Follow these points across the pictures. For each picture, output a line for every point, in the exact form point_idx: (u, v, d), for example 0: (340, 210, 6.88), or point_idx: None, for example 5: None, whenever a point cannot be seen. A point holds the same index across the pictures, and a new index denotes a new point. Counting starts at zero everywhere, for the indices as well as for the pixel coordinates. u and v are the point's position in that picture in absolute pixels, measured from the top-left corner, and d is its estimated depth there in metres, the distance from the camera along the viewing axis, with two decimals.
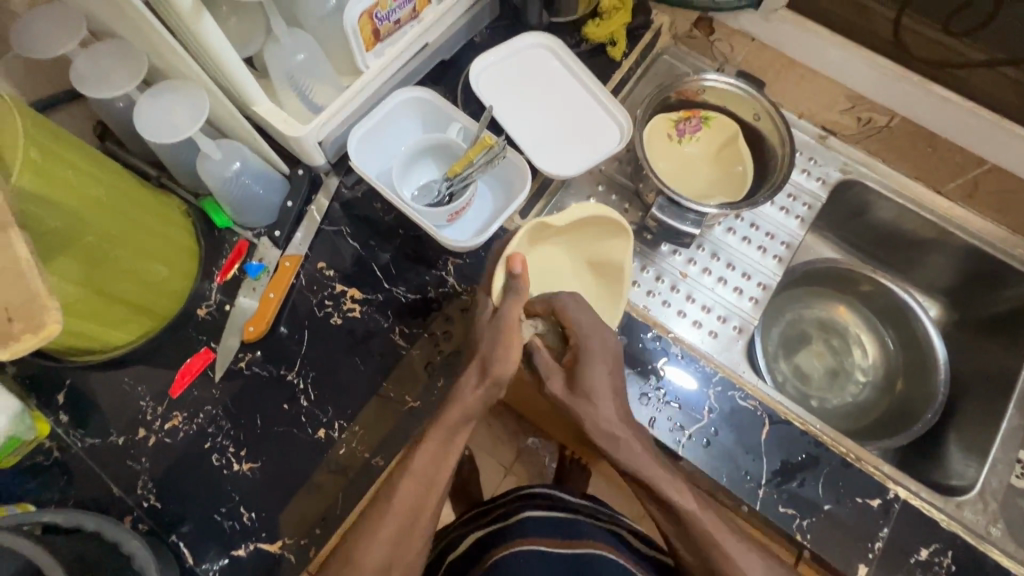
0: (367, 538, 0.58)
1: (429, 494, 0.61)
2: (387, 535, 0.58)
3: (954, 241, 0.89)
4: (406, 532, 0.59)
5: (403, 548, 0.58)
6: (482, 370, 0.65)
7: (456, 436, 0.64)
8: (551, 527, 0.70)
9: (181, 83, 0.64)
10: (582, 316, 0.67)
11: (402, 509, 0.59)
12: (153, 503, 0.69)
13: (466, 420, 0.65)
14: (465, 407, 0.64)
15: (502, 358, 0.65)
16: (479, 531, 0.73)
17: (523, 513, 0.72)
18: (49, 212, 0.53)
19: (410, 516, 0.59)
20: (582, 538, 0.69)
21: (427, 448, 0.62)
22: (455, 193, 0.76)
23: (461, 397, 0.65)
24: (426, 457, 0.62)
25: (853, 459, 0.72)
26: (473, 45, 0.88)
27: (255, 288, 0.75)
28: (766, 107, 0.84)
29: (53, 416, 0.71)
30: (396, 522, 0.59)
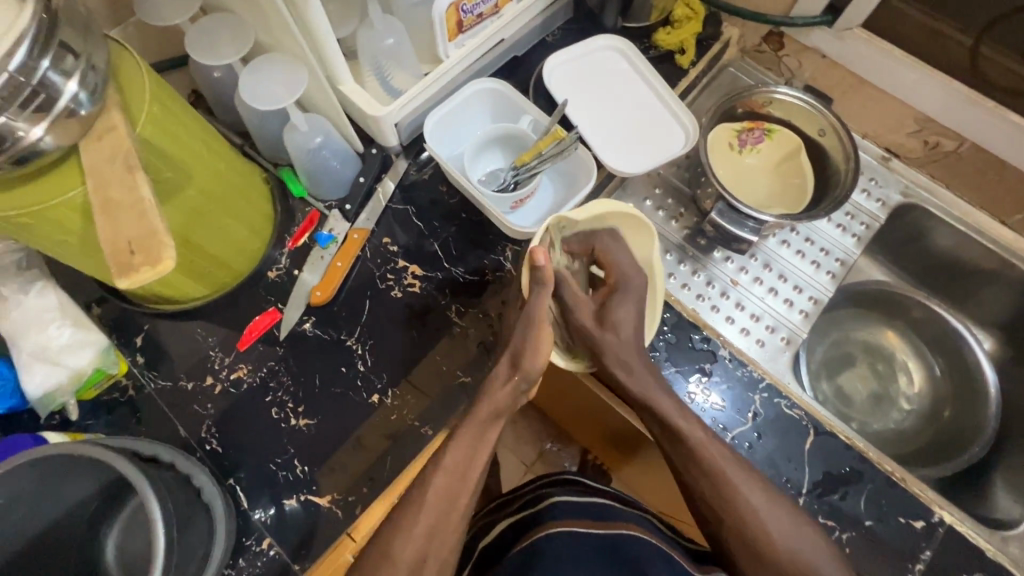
0: (404, 530, 0.59)
1: (463, 487, 0.61)
2: (422, 528, 0.59)
3: (1016, 273, 0.88)
4: (443, 521, 0.59)
5: (437, 542, 0.59)
6: (511, 365, 0.67)
7: (489, 430, 0.64)
8: (583, 510, 0.70)
9: (281, 60, 0.69)
10: (618, 254, 0.73)
11: (438, 499, 0.60)
12: (215, 447, 0.73)
13: (497, 415, 0.65)
14: (496, 403, 0.65)
15: (535, 351, 0.66)
16: (511, 518, 0.74)
17: (555, 496, 0.72)
18: (163, 163, 0.58)
19: (443, 509, 0.60)
20: (615, 520, 0.69)
21: (461, 441, 0.63)
22: (521, 182, 0.79)
23: (492, 396, 0.66)
24: (457, 452, 0.63)
25: (898, 477, 0.71)
26: (545, 43, 0.91)
27: (323, 256, 0.79)
28: (832, 123, 0.84)
29: (130, 357, 0.77)
30: (431, 517, 0.59)
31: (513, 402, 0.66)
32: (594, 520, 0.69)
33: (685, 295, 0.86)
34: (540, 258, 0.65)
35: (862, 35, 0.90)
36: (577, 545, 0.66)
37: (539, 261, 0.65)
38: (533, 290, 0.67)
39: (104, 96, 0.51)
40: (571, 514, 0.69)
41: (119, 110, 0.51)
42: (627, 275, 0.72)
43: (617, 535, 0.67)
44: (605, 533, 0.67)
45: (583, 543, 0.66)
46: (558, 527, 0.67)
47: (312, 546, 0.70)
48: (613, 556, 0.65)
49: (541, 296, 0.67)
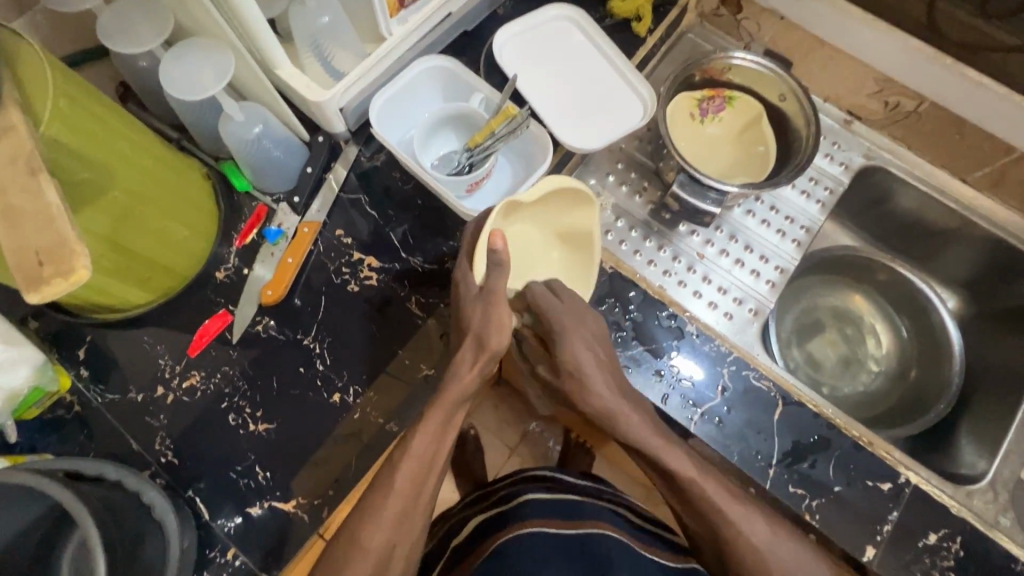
0: (371, 518, 0.58)
1: (430, 472, 0.61)
2: (390, 516, 0.58)
3: (977, 231, 0.88)
4: (412, 501, 0.59)
5: (405, 529, 0.58)
6: (478, 344, 0.64)
7: (456, 412, 0.64)
8: (552, 510, 0.69)
9: (206, 44, 0.64)
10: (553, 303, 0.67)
11: (406, 483, 0.59)
12: (171, 459, 0.70)
13: (465, 398, 0.64)
14: (464, 386, 0.63)
15: (500, 328, 0.63)
16: (483, 514, 0.74)
17: (525, 495, 0.72)
18: (80, 165, 0.54)
19: (411, 496, 0.59)
20: (582, 518, 0.69)
21: (428, 426, 0.62)
22: (476, 164, 0.76)
23: (460, 376, 0.64)
24: (425, 437, 0.61)
25: (865, 442, 0.73)
26: (496, 16, 0.87)
27: (273, 253, 0.75)
28: (792, 87, 0.82)
29: (74, 370, 0.72)
30: (398, 503, 0.58)
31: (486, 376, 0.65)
32: (564, 520, 0.68)
33: (652, 272, 0.84)
34: (500, 241, 0.64)
35: None
36: (548, 545, 0.65)
37: (495, 244, 0.64)
38: (491, 274, 0.65)
39: None
40: (541, 514, 0.68)
41: (16, 107, 0.47)
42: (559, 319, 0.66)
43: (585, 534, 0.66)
44: (575, 532, 0.67)
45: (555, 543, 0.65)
46: (530, 528, 0.67)
47: (281, 553, 0.68)
48: (582, 554, 0.64)
49: (500, 277, 0.65)
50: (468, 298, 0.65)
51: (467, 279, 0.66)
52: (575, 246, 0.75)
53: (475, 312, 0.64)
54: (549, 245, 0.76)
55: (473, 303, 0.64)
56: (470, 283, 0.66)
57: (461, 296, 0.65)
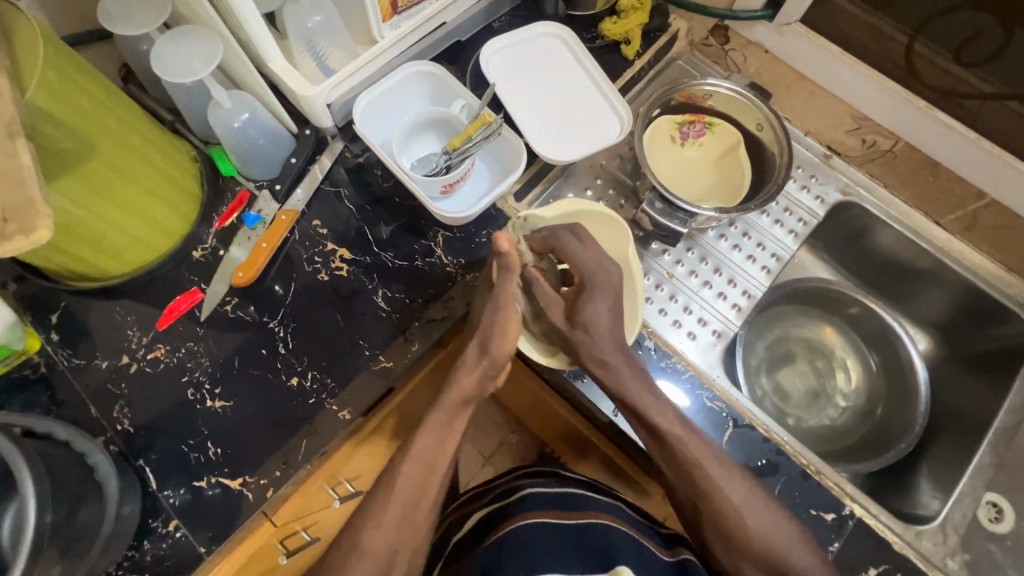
0: (374, 521, 0.62)
1: (431, 475, 0.65)
2: (389, 521, 0.62)
3: (948, 274, 0.88)
4: (412, 508, 0.64)
5: (408, 526, 0.63)
6: (481, 350, 0.69)
7: (457, 418, 0.69)
8: (553, 501, 0.71)
9: (198, 31, 0.67)
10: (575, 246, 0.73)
11: (410, 482, 0.64)
12: (127, 427, 0.71)
13: (463, 404, 0.69)
14: (464, 390, 0.69)
15: (502, 336, 0.68)
16: (484, 510, 0.76)
17: (525, 490, 0.73)
18: (61, 134, 0.57)
19: (410, 502, 0.64)
20: (583, 509, 0.70)
21: (427, 432, 0.67)
22: (453, 166, 0.78)
23: (460, 382, 0.69)
24: (424, 442, 0.66)
25: (812, 471, 0.73)
26: (490, 29, 0.90)
27: (250, 237, 0.78)
28: (768, 116, 0.84)
29: (44, 334, 0.75)
30: (399, 507, 0.63)
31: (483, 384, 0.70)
32: (567, 511, 0.70)
33: None
34: (504, 244, 0.67)
35: (802, 31, 0.90)
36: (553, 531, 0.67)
37: (501, 246, 0.67)
38: (500, 274, 0.69)
39: None
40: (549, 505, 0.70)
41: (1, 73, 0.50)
42: (594, 273, 0.72)
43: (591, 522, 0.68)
44: (577, 523, 0.68)
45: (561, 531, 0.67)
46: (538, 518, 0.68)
47: (225, 529, 0.68)
48: (585, 543, 0.66)
49: (507, 280, 0.69)
50: (481, 300, 0.69)
51: (478, 278, 0.71)
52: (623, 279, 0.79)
53: (485, 309, 0.69)
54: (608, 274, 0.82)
55: (481, 303, 0.69)
56: (485, 289, 0.73)
57: (470, 295, 0.71)
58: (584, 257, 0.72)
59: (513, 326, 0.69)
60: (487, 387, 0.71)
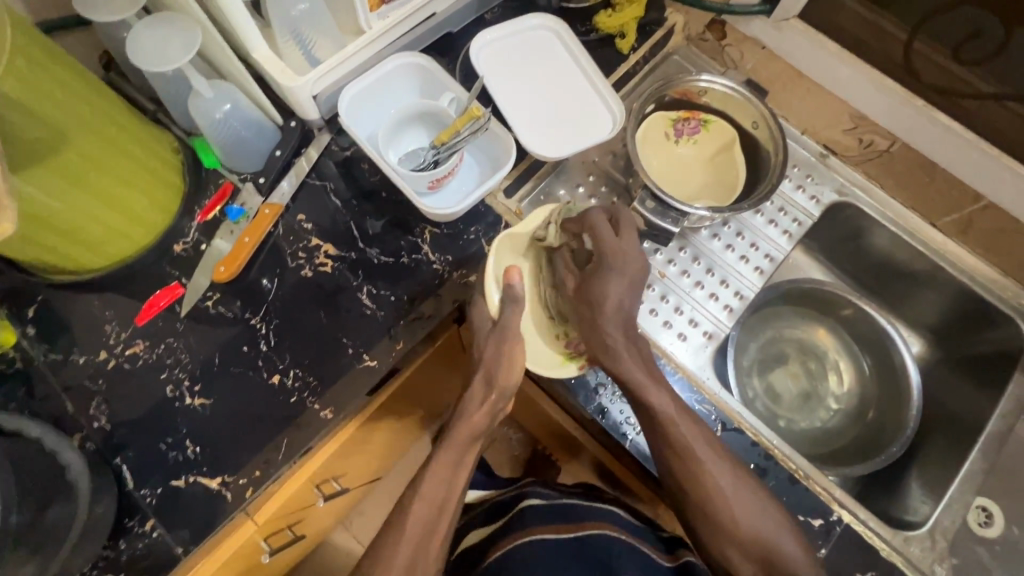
0: (389, 545, 0.62)
1: (441, 514, 0.65)
2: (400, 563, 0.61)
3: (943, 277, 0.87)
4: (427, 535, 0.64)
5: (425, 551, 0.63)
6: (487, 384, 0.69)
7: (466, 454, 0.68)
8: (552, 514, 0.74)
9: (176, 17, 0.65)
10: (603, 229, 0.67)
11: (424, 511, 0.64)
12: (103, 425, 0.70)
13: (473, 438, 0.69)
14: (473, 424, 0.68)
15: (510, 367, 0.68)
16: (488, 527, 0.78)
17: (525, 503, 0.76)
18: (29, 122, 0.55)
19: (421, 540, 0.63)
20: (582, 520, 0.73)
21: (438, 469, 0.66)
22: (440, 161, 0.76)
23: (469, 416, 0.69)
24: (436, 473, 0.66)
25: (801, 476, 0.72)
26: (481, 20, 0.88)
27: (233, 231, 0.76)
28: (764, 114, 0.83)
29: (20, 328, 0.73)
30: (410, 547, 0.62)
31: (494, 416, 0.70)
32: (566, 523, 0.73)
33: None
34: (514, 276, 0.70)
35: (799, 27, 0.88)
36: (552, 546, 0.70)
37: (511, 280, 0.70)
38: (505, 308, 0.70)
39: None
40: (547, 518, 0.73)
41: None
42: (613, 256, 0.67)
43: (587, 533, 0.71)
44: (576, 534, 0.71)
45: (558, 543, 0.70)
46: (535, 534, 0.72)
47: (205, 530, 0.67)
48: (582, 554, 0.69)
49: (513, 312, 0.70)
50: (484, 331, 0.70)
51: (484, 315, 0.71)
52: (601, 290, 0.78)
53: (490, 345, 0.69)
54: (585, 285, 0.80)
55: (488, 340, 0.69)
56: (483, 317, 0.71)
57: (478, 333, 0.71)
58: (609, 240, 0.67)
59: (519, 361, 0.69)
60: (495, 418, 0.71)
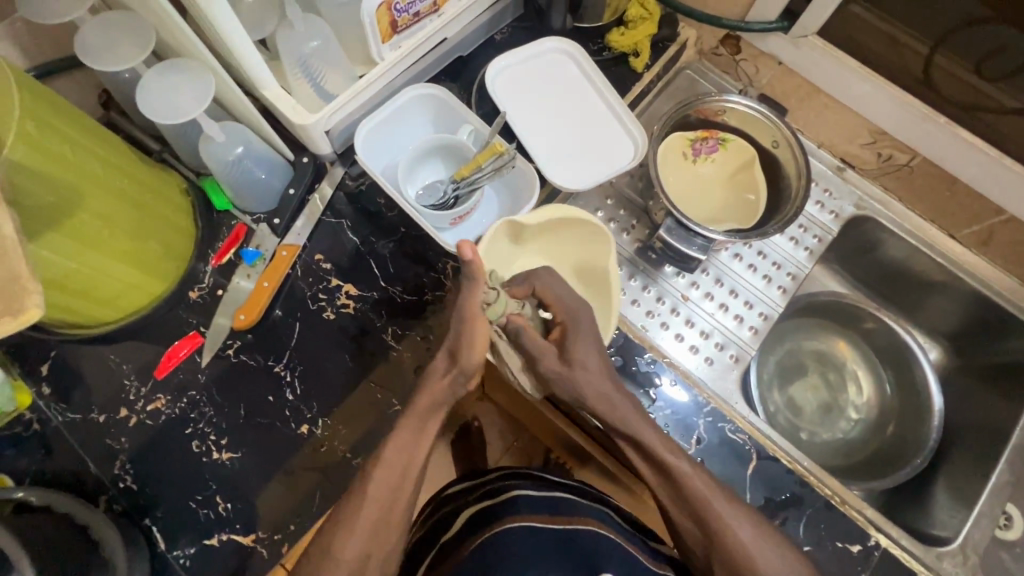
0: (346, 528, 0.56)
1: (406, 480, 0.59)
2: (362, 528, 0.55)
3: (963, 288, 0.87)
4: (383, 520, 0.57)
5: (381, 536, 0.56)
6: (448, 357, 0.62)
7: (429, 422, 0.62)
8: (543, 505, 0.65)
9: (186, 63, 0.62)
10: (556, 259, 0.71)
11: (380, 495, 0.57)
12: (130, 485, 0.68)
13: (437, 408, 0.62)
14: (434, 395, 0.61)
15: (471, 346, 0.61)
16: (468, 511, 0.67)
17: (517, 490, 0.67)
18: (43, 187, 0.52)
19: (386, 507, 0.57)
20: (573, 513, 0.64)
21: (401, 434, 0.60)
22: (461, 197, 0.75)
23: (430, 384, 0.62)
24: (399, 447, 0.59)
25: (837, 501, 0.73)
26: (492, 43, 0.86)
27: (250, 274, 0.74)
28: (786, 136, 0.82)
29: (35, 388, 0.71)
30: (371, 517, 0.56)
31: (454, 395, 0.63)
32: (553, 514, 0.64)
33: (635, 312, 0.83)
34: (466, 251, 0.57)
35: (817, 43, 0.87)
36: (532, 541, 0.61)
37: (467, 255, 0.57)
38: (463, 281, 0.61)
39: None
40: (532, 506, 0.65)
41: None
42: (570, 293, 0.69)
43: (574, 528, 0.63)
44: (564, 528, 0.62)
45: (539, 536, 0.61)
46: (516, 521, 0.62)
47: None
48: (567, 551, 0.60)
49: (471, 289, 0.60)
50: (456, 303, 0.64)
51: None
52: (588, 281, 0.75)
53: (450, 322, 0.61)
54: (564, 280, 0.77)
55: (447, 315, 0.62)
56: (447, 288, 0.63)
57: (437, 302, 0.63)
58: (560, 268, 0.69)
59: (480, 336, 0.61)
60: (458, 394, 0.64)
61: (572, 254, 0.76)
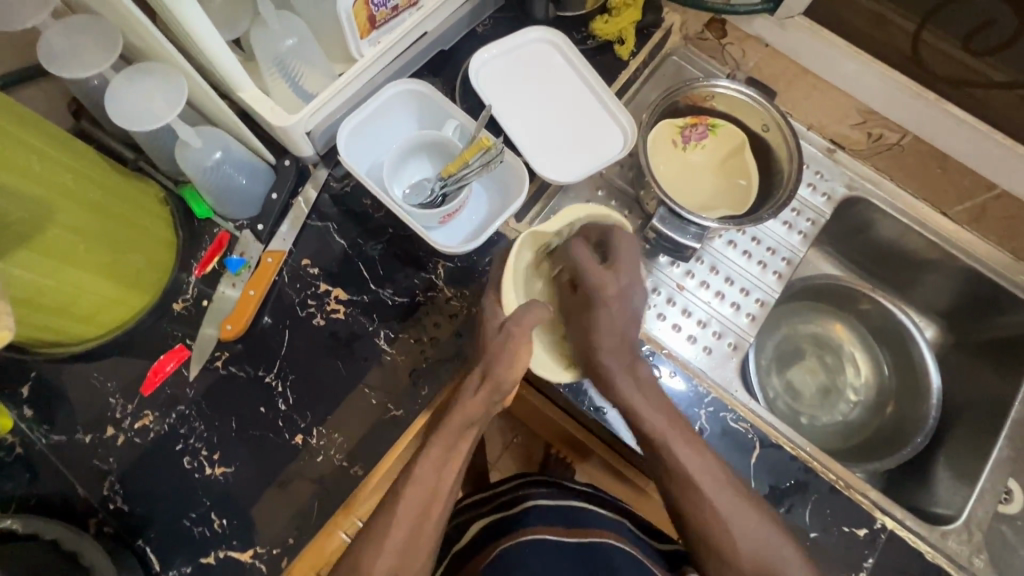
0: (374, 545, 0.55)
1: (437, 498, 0.58)
2: (392, 547, 0.55)
3: (957, 265, 0.87)
4: (414, 537, 0.56)
5: (409, 553, 0.56)
6: (483, 376, 0.62)
7: (461, 443, 0.61)
8: (558, 516, 0.64)
9: (158, 66, 0.60)
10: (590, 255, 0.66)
11: (410, 513, 0.56)
12: (120, 506, 0.66)
13: (469, 426, 0.62)
14: (467, 415, 0.61)
15: (510, 364, 0.62)
16: (485, 519, 0.67)
17: (531, 500, 0.66)
18: (10, 205, 0.50)
19: (415, 527, 0.56)
20: (590, 526, 0.64)
21: (433, 454, 0.59)
22: (449, 195, 0.73)
23: (463, 405, 0.62)
24: (429, 464, 0.59)
25: (841, 486, 0.73)
26: (474, 35, 0.84)
27: (235, 283, 0.72)
28: (775, 118, 0.81)
29: (16, 410, 0.68)
30: (402, 533, 0.56)
31: (486, 415, 0.63)
32: (570, 527, 0.64)
33: None
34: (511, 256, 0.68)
35: (804, 24, 0.86)
36: (548, 554, 0.61)
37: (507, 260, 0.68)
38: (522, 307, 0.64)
39: None
40: (546, 517, 0.64)
41: None
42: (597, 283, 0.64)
43: (588, 542, 0.62)
44: (578, 543, 0.62)
45: (555, 551, 0.61)
46: (533, 535, 0.62)
47: None
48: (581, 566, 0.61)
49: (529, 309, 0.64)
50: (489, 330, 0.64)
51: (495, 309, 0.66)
52: None
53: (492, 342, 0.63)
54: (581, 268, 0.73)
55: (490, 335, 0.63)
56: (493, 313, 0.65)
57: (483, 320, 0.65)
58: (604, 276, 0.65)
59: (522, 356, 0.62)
60: (491, 411, 0.64)
61: None
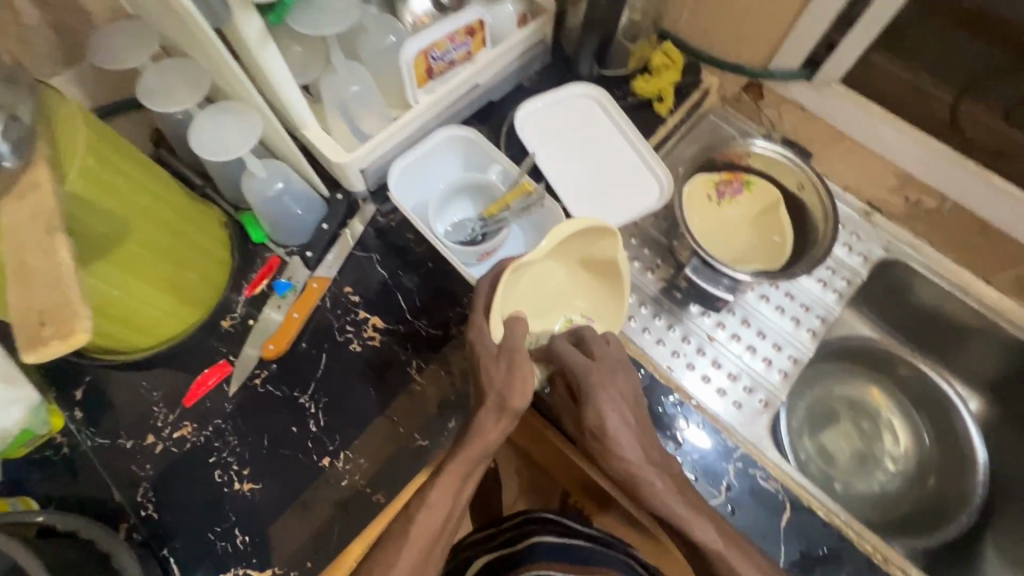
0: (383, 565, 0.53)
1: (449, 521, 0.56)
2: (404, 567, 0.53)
3: (1003, 335, 0.84)
4: (420, 564, 0.54)
5: None
6: (501, 406, 0.59)
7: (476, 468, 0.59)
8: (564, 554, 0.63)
9: (236, 104, 0.66)
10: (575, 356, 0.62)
11: (420, 540, 0.54)
12: (150, 513, 0.68)
13: (486, 454, 0.60)
14: (487, 442, 0.59)
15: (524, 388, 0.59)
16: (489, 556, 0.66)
17: (536, 538, 0.65)
18: (99, 220, 0.55)
19: (425, 549, 0.55)
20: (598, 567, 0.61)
21: (447, 478, 0.57)
22: (488, 234, 0.77)
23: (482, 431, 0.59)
24: (442, 488, 0.57)
25: (879, 559, 0.69)
26: (521, 88, 0.90)
27: (281, 305, 0.76)
28: (812, 178, 0.82)
29: (68, 412, 0.72)
30: (414, 553, 0.54)
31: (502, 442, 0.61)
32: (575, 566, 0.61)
33: (659, 352, 0.82)
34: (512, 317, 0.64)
35: (841, 91, 0.88)
36: None
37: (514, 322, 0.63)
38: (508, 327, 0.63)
39: (32, 150, 0.48)
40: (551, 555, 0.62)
41: (46, 166, 0.48)
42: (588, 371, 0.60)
43: None
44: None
45: None
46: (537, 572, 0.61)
47: None
48: None
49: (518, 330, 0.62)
50: (487, 357, 0.61)
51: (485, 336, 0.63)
52: (600, 271, 0.72)
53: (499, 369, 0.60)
54: (573, 271, 0.74)
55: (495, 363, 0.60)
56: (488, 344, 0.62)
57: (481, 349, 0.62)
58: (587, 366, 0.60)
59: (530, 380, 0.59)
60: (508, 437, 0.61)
61: (578, 251, 0.71)
